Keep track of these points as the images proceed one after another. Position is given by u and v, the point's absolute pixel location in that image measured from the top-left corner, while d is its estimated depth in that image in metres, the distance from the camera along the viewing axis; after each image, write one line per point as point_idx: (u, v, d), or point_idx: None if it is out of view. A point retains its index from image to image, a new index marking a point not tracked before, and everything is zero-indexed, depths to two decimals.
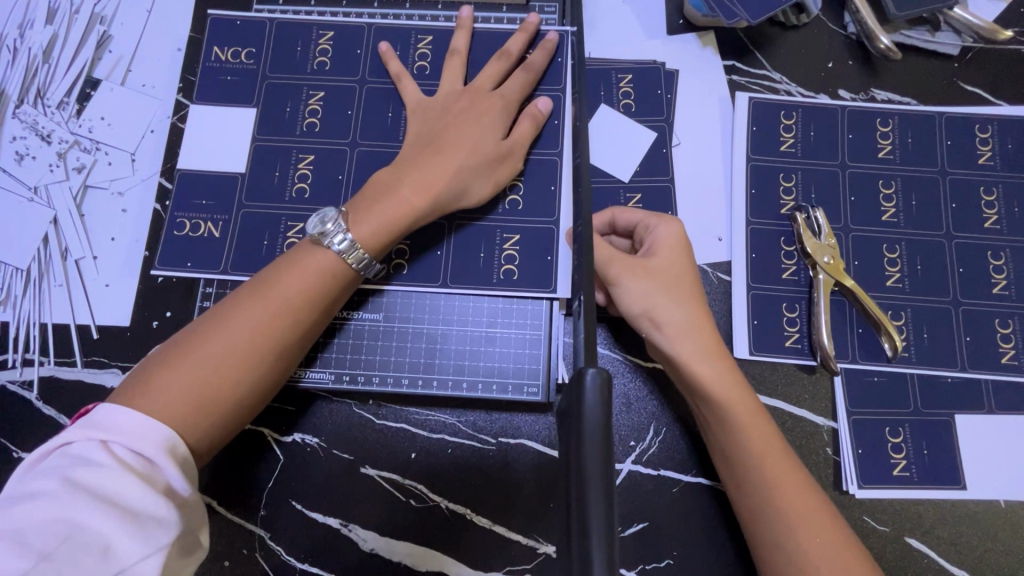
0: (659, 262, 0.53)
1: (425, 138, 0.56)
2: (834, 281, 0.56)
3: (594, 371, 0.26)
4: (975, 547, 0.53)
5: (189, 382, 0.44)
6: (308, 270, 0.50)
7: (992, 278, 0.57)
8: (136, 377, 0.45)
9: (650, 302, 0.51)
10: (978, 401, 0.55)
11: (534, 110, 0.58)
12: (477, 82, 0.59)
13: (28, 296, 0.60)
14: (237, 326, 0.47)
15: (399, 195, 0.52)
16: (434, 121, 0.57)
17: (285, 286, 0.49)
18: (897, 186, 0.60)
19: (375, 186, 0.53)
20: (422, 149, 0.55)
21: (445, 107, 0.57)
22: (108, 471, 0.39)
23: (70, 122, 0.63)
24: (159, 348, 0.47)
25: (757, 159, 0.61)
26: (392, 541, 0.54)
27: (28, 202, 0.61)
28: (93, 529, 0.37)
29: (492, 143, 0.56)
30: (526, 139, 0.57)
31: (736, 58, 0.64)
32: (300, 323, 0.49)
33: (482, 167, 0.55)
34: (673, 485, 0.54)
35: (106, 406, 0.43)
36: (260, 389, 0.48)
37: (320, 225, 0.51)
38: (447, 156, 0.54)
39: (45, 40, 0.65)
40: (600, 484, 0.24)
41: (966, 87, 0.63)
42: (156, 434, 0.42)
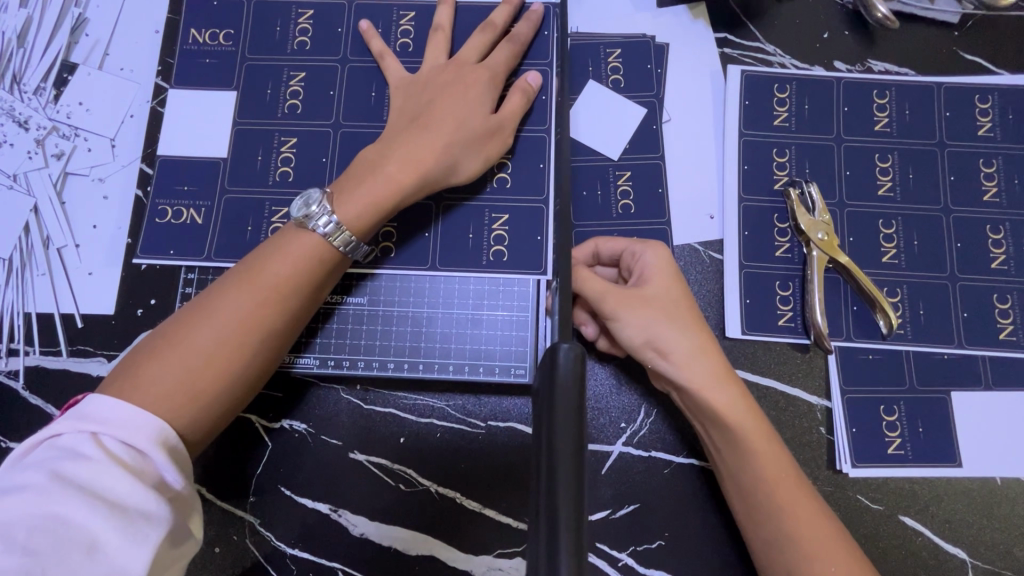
0: (655, 293, 0.51)
1: (411, 113, 0.55)
2: (828, 257, 0.55)
3: (568, 344, 0.27)
4: (970, 525, 0.52)
5: (178, 371, 0.44)
6: (295, 255, 0.48)
7: (991, 252, 0.56)
8: (125, 368, 0.45)
9: (651, 333, 0.50)
10: (975, 378, 0.54)
11: (523, 85, 0.57)
12: (461, 55, 0.57)
13: (11, 286, 0.59)
14: (224, 314, 0.46)
15: (386, 173, 0.51)
16: (419, 96, 0.55)
17: (272, 271, 0.48)
18: (894, 159, 0.58)
19: (363, 163, 0.52)
20: (407, 126, 0.54)
21: (430, 83, 0.56)
22: (96, 464, 0.38)
23: (47, 108, 0.62)
24: (146, 338, 0.46)
25: (750, 134, 0.60)
26: (382, 526, 0.54)
27: (8, 190, 0.60)
28: (78, 523, 0.36)
29: (479, 119, 0.54)
30: (515, 114, 0.56)
31: (728, 29, 0.62)
32: (289, 309, 0.48)
33: (469, 144, 0.54)
34: (665, 466, 0.54)
35: (95, 398, 0.42)
36: (252, 377, 0.48)
37: (304, 208, 0.49)
38: (434, 133, 0.53)
39: (19, 24, 0.63)
40: (571, 475, 0.24)
41: (966, 56, 0.61)
42: (148, 425, 0.41)
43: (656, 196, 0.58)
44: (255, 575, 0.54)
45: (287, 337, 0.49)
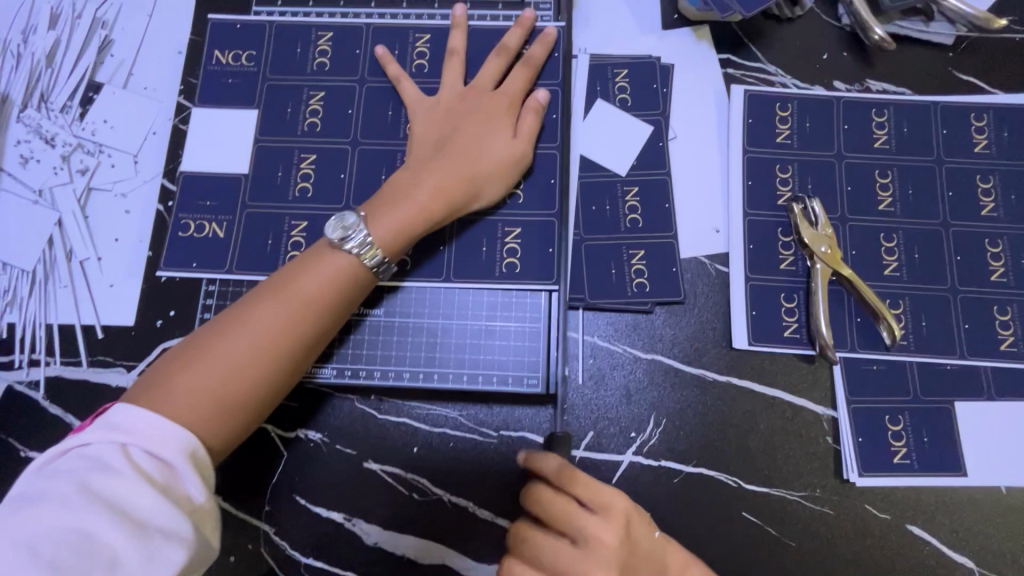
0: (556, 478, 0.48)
1: (435, 139, 0.57)
2: (831, 270, 0.57)
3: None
4: (976, 534, 0.53)
5: (207, 381, 0.45)
6: (327, 273, 0.50)
7: (990, 265, 0.58)
8: (154, 377, 0.46)
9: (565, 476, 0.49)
10: (977, 388, 0.55)
11: (535, 103, 0.59)
12: (478, 81, 0.59)
13: (35, 297, 0.61)
14: (257, 327, 0.48)
15: (415, 200, 0.53)
16: (443, 125, 0.58)
17: (304, 287, 0.50)
18: (894, 175, 0.60)
19: (392, 189, 0.54)
20: (432, 154, 0.56)
21: (451, 111, 0.58)
22: (123, 479, 0.38)
23: (73, 125, 0.64)
24: (178, 344, 0.48)
25: (754, 151, 0.61)
26: (395, 535, 0.55)
27: (34, 204, 0.62)
28: (105, 541, 0.37)
29: (501, 143, 0.57)
30: (530, 134, 0.58)
31: (731, 51, 0.64)
32: (319, 324, 0.50)
33: (491, 168, 0.56)
34: (674, 475, 0.54)
35: (123, 407, 0.43)
36: (279, 389, 0.49)
37: (339, 230, 0.51)
38: (459, 162, 0.55)
39: (48, 45, 0.66)
40: None
41: (962, 76, 0.63)
42: (179, 438, 0.42)
43: (663, 211, 0.60)
44: None
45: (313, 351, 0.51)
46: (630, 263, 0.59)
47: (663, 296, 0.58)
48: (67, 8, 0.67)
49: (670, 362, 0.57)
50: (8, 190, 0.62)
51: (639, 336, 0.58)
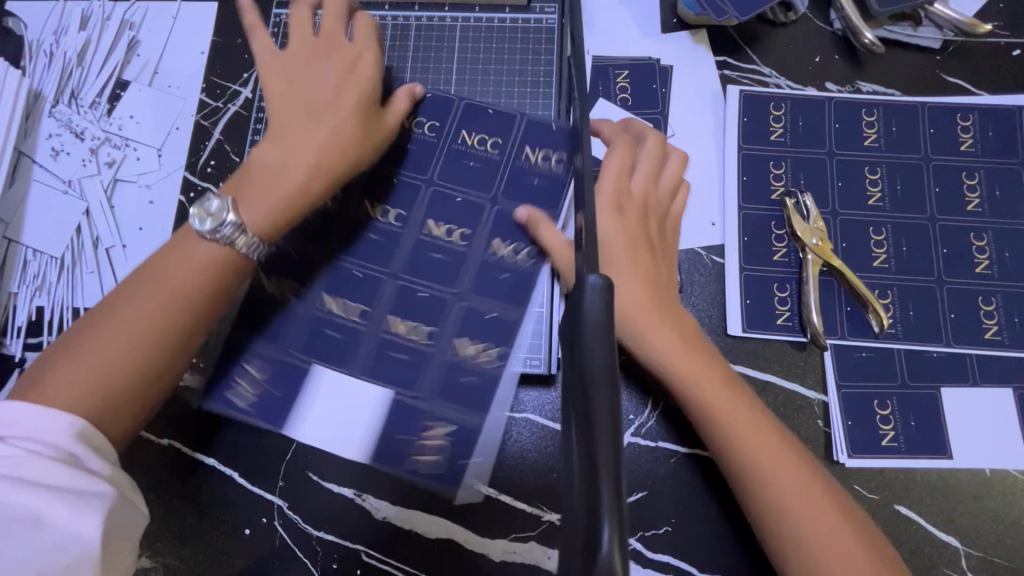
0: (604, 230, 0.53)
1: (289, 114, 0.57)
2: (822, 261, 0.59)
3: (597, 276, 0.32)
4: (961, 514, 0.55)
5: (88, 373, 0.46)
6: (193, 259, 0.50)
7: (975, 258, 0.60)
8: (36, 371, 0.47)
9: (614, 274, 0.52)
10: (962, 374, 0.57)
11: (411, 92, 0.64)
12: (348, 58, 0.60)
13: (63, 282, 0.64)
14: (130, 315, 0.48)
15: (292, 180, 0.54)
16: (313, 97, 0.57)
17: (168, 274, 0.50)
18: (882, 172, 0.63)
19: (263, 168, 0.55)
20: (312, 124, 0.56)
21: (343, 82, 0.58)
22: (22, 458, 0.41)
23: (102, 120, 0.68)
24: (59, 341, 0.49)
25: (748, 148, 0.64)
26: (402, 510, 0.57)
27: (62, 194, 0.66)
28: (23, 507, 0.40)
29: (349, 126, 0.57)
30: (395, 123, 0.61)
31: (727, 54, 0.67)
32: (189, 308, 0.49)
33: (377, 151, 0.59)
34: (670, 456, 0.57)
35: (1, 404, 0.44)
36: (155, 378, 0.49)
37: (206, 219, 0.51)
38: (349, 136, 0.57)
39: (78, 45, 0.69)
40: (604, 390, 0.28)
41: (948, 78, 0.66)
42: (62, 424, 0.44)
43: None
44: (283, 555, 0.57)
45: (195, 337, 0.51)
46: None
47: None
48: (97, 10, 0.71)
49: None
50: (39, 181, 0.66)
51: None
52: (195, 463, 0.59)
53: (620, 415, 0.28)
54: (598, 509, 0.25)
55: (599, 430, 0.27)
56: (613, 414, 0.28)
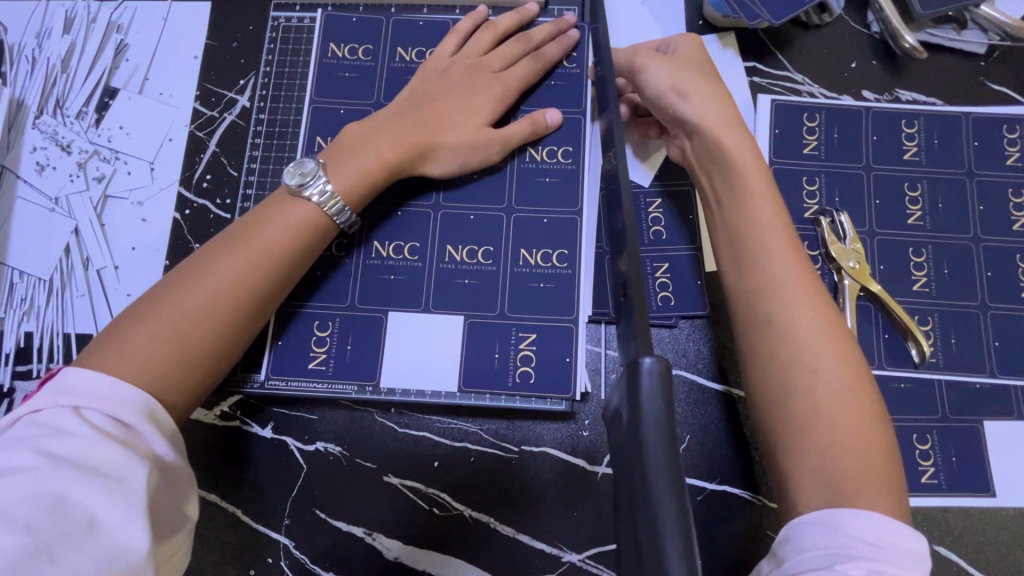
0: (683, 50, 0.57)
1: (414, 102, 0.58)
2: (859, 285, 0.56)
3: (652, 359, 0.29)
4: (1004, 555, 0.52)
5: (166, 332, 0.45)
6: (286, 221, 0.51)
7: (1022, 281, 0.57)
8: (110, 332, 0.46)
9: (677, 78, 0.54)
10: (1007, 407, 0.54)
11: (538, 118, 0.58)
12: (485, 59, 0.60)
13: (52, 306, 0.60)
14: (215, 275, 0.48)
15: (375, 149, 0.55)
16: (422, 88, 0.59)
17: (264, 238, 0.50)
18: (923, 188, 0.59)
19: (353, 137, 0.56)
20: (404, 113, 0.57)
21: (445, 79, 0.59)
22: (85, 438, 0.39)
23: (89, 132, 0.63)
24: (139, 300, 0.48)
25: (780, 162, 0.60)
26: (415, 550, 0.55)
27: (50, 212, 0.62)
28: (79, 502, 0.38)
29: (473, 126, 0.57)
30: (517, 141, 0.57)
31: (757, 59, 0.63)
32: (278, 272, 0.50)
33: (447, 147, 0.56)
34: (697, 493, 0.54)
35: (72, 373, 0.43)
36: (238, 339, 0.49)
37: (298, 177, 0.52)
38: (422, 126, 0.56)
39: (63, 50, 0.65)
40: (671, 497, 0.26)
41: (993, 86, 0.62)
42: (133, 400, 0.42)
43: (685, 223, 0.59)
44: None
45: (271, 304, 0.51)
46: (653, 277, 0.58)
47: (687, 310, 0.57)
48: (82, 12, 0.66)
49: (694, 378, 0.56)
50: (23, 197, 0.62)
51: (663, 351, 0.57)
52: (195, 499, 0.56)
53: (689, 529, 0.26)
54: None
55: (667, 544, 0.25)
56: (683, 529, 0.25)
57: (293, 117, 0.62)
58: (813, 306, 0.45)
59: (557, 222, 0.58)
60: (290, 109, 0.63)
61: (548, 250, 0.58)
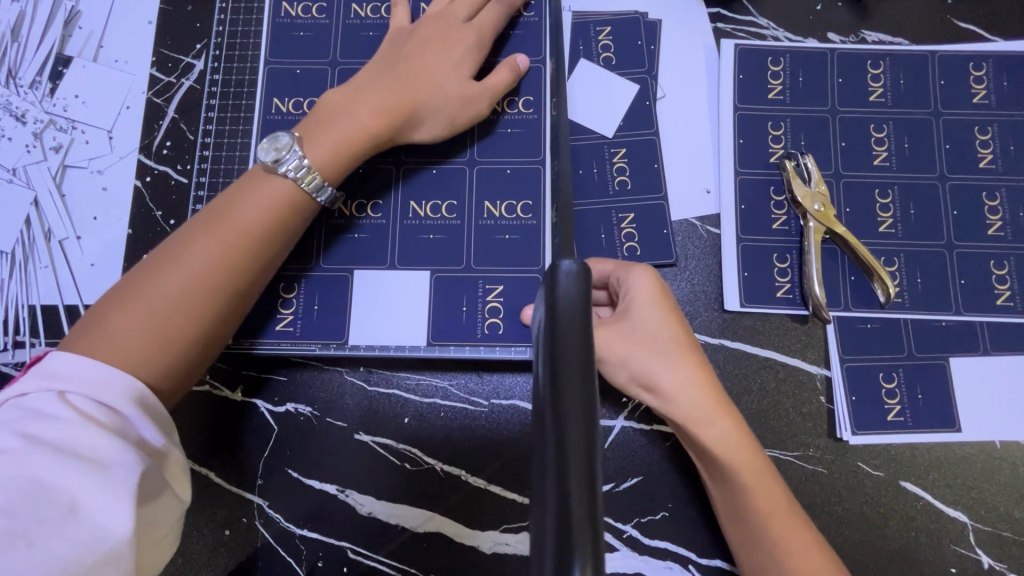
0: (646, 321, 0.49)
1: (391, 64, 0.55)
2: (824, 228, 0.55)
3: (570, 261, 0.29)
4: (970, 489, 0.53)
5: (149, 319, 0.44)
6: (263, 199, 0.49)
7: (987, 219, 0.56)
8: (89, 318, 0.44)
9: (633, 370, 0.49)
10: (972, 343, 0.54)
11: (512, 62, 0.57)
12: (451, 11, 0.58)
13: (15, 279, 0.59)
14: (193, 259, 0.46)
15: (356, 119, 0.52)
16: (393, 47, 0.56)
17: (241, 216, 0.48)
18: (889, 129, 0.58)
19: (331, 107, 0.53)
20: (381, 74, 0.55)
21: (415, 35, 0.56)
22: (70, 423, 0.37)
23: (44, 101, 0.62)
24: (117, 284, 0.46)
25: (745, 108, 0.60)
26: (389, 505, 0.55)
27: (8, 184, 0.61)
28: (60, 487, 0.35)
29: (457, 83, 0.55)
30: (499, 88, 0.56)
31: (721, 5, 0.62)
32: (260, 250, 0.49)
33: (435, 108, 0.55)
34: (666, 439, 0.54)
35: (55, 356, 0.42)
36: (224, 318, 0.48)
37: (273, 152, 0.50)
38: (403, 87, 0.54)
39: (13, 19, 0.64)
40: (580, 390, 0.24)
41: (960, 24, 0.61)
42: (121, 383, 0.41)
43: (650, 172, 0.58)
44: (265, 556, 0.55)
45: (255, 284, 0.50)
46: (619, 228, 0.57)
47: (653, 259, 0.57)
48: None
49: None
50: None
51: None
52: None
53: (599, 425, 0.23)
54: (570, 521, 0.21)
55: (571, 442, 0.22)
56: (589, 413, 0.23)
57: (249, 77, 0.61)
58: (722, 414, 0.48)
59: (521, 177, 0.58)
60: (246, 69, 0.61)
61: (512, 202, 0.57)
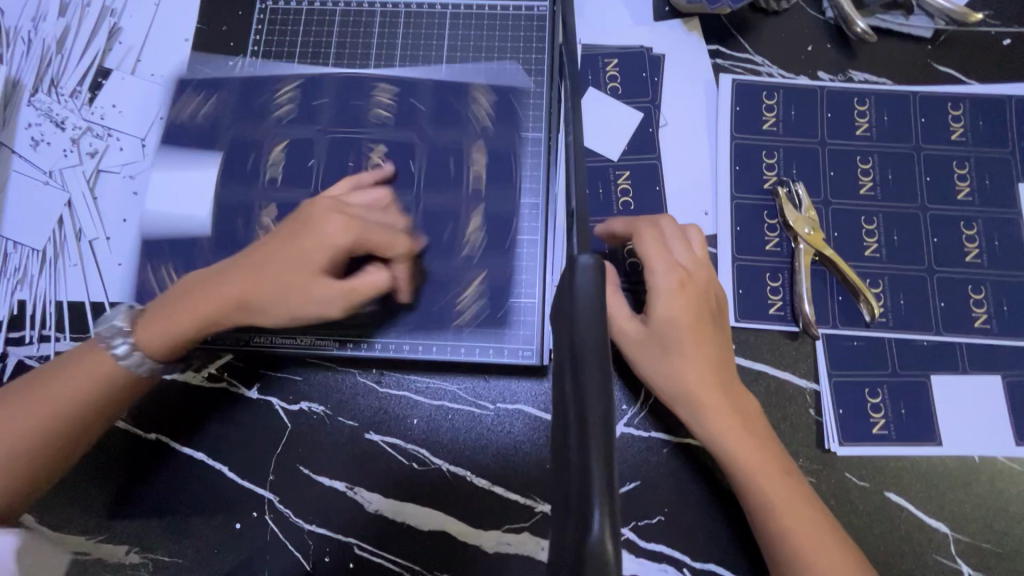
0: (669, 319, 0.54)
1: (281, 245, 0.53)
2: (814, 251, 0.59)
3: (588, 255, 0.30)
4: (949, 500, 0.55)
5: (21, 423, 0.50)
6: (152, 332, 0.52)
7: (965, 247, 0.60)
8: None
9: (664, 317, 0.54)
10: (952, 362, 0.58)
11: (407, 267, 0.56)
12: (356, 201, 0.55)
13: (45, 275, 0.62)
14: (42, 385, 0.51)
15: (171, 316, 0.53)
16: (290, 231, 0.54)
17: (130, 347, 0.52)
18: (874, 161, 0.63)
19: (210, 296, 0.53)
20: (264, 268, 0.53)
21: (311, 220, 0.53)
22: None
23: (83, 109, 0.66)
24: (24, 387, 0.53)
25: (741, 137, 0.64)
26: (395, 502, 0.57)
27: (43, 185, 0.64)
28: None
29: (322, 285, 0.53)
30: (365, 287, 0.54)
31: (720, 43, 0.67)
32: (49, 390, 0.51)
33: (257, 307, 0.53)
34: (663, 446, 0.57)
35: None
36: (79, 433, 0.51)
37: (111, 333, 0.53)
38: (287, 287, 0.52)
39: (58, 32, 0.68)
40: (596, 364, 0.27)
41: (939, 67, 0.66)
42: None
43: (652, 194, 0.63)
44: (274, 550, 0.56)
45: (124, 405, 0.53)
46: None
47: None
48: None
49: None
50: (19, 171, 0.64)
51: None
52: (183, 456, 0.58)
53: (614, 414, 0.26)
54: (589, 494, 0.23)
55: (591, 407, 0.25)
56: (605, 395, 0.26)
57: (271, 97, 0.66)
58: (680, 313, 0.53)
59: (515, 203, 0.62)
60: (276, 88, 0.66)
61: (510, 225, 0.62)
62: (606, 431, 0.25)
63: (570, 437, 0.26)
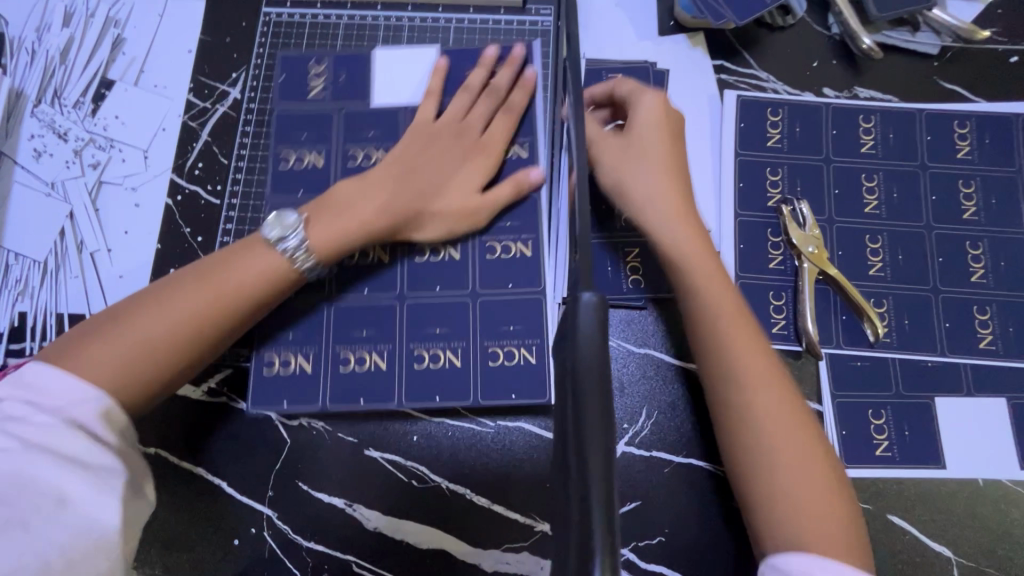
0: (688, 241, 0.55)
1: (400, 166, 0.60)
2: (818, 269, 0.59)
3: (590, 291, 0.29)
4: (952, 524, 0.55)
5: (122, 352, 0.48)
6: (252, 268, 0.53)
7: (970, 267, 0.60)
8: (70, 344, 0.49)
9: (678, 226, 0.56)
10: (957, 384, 0.57)
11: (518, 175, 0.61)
12: (469, 121, 0.62)
13: (46, 287, 0.62)
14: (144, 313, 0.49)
15: (346, 223, 0.56)
16: (404, 166, 0.60)
17: (229, 278, 0.52)
18: (880, 179, 0.62)
19: (339, 199, 0.57)
20: (397, 177, 0.59)
21: (439, 149, 0.61)
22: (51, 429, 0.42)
23: (86, 120, 0.66)
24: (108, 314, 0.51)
25: (745, 154, 0.64)
26: (393, 520, 0.57)
27: (45, 197, 0.64)
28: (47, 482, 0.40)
29: (466, 198, 0.60)
30: (498, 193, 0.61)
31: (724, 58, 0.67)
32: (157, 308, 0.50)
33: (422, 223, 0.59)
34: (664, 466, 0.56)
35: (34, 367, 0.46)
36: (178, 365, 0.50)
37: (278, 229, 0.54)
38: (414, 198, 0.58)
39: (62, 43, 0.68)
40: (597, 403, 0.26)
41: (945, 85, 0.65)
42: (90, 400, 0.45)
43: None
44: (272, 567, 0.56)
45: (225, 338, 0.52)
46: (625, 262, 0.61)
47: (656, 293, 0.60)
48: (81, 7, 0.69)
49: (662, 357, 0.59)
50: (21, 182, 0.64)
51: (632, 331, 0.60)
52: (182, 471, 0.58)
53: (614, 451, 0.26)
54: (588, 541, 0.23)
55: (591, 449, 0.25)
56: (607, 437, 0.26)
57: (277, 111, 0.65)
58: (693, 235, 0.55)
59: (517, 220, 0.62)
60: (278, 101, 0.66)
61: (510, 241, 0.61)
62: (606, 474, 0.25)
63: (572, 479, 0.25)
